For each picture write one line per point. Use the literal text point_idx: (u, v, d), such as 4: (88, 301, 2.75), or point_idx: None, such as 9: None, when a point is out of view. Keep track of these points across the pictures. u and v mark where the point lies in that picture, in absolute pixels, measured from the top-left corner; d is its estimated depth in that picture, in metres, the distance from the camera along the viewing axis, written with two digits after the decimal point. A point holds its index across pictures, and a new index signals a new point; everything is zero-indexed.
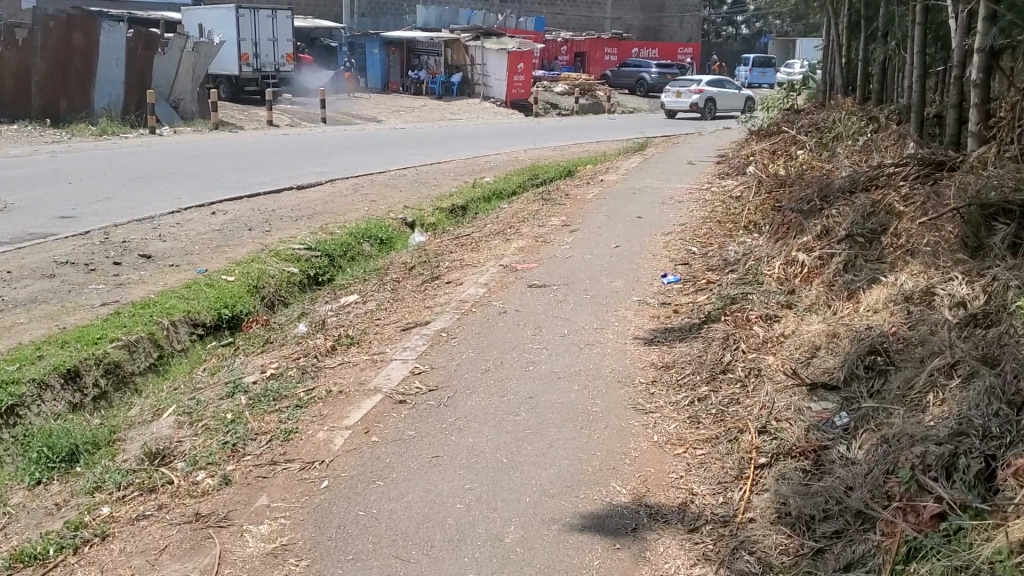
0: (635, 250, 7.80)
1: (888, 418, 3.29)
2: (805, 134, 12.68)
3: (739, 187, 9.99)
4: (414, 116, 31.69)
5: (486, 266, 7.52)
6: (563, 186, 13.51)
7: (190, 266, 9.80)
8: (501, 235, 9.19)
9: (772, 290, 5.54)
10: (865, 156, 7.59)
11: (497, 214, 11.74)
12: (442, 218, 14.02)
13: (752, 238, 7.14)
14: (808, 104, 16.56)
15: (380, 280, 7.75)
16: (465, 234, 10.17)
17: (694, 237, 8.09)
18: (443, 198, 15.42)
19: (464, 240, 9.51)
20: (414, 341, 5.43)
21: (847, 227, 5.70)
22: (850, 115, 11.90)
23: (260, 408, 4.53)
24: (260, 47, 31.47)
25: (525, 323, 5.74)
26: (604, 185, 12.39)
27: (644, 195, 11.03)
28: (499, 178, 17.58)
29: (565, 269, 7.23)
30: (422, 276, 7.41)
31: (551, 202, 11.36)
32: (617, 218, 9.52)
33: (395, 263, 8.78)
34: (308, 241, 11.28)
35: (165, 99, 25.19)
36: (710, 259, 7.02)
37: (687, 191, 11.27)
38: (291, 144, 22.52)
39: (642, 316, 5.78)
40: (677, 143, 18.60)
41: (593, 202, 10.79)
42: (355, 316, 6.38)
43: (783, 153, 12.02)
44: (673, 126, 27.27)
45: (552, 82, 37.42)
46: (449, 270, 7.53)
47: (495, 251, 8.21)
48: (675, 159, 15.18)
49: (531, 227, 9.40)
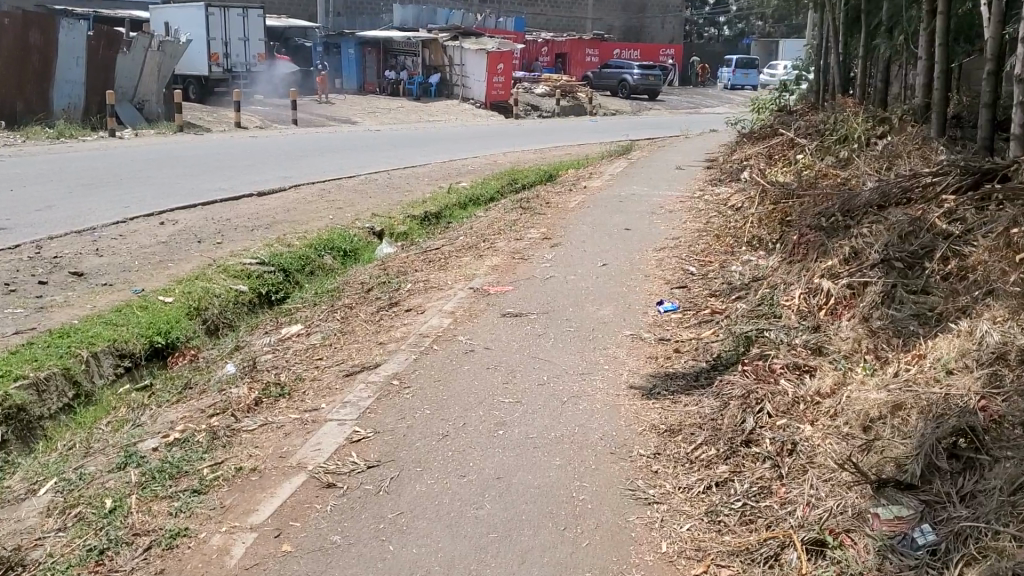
0: (623, 269, 6.83)
1: (994, 539, 2.35)
2: (805, 136, 11.78)
3: (736, 197, 9.07)
4: (391, 118, 30.69)
5: (454, 288, 6.52)
6: (543, 192, 12.52)
7: (125, 285, 8.79)
8: (474, 249, 8.21)
9: (795, 328, 4.58)
10: (886, 162, 6.64)
11: (471, 224, 10.78)
12: (413, 226, 13.03)
13: (763, 259, 6.18)
14: (801, 105, 15.68)
15: (330, 303, 6.73)
16: (435, 247, 9.19)
17: (691, 253, 7.12)
18: (416, 204, 14.45)
19: (433, 256, 8.48)
20: (359, 390, 4.43)
21: (882, 250, 4.75)
22: (855, 115, 10.95)
23: (150, 492, 3.53)
24: (230, 46, 30.55)
25: (496, 364, 4.75)
26: (588, 192, 11.42)
27: (632, 203, 10.07)
28: (476, 183, 16.63)
29: (542, 293, 6.24)
30: (379, 299, 6.41)
31: (531, 210, 10.37)
32: (602, 231, 8.54)
33: (352, 281, 7.78)
34: (261, 254, 10.27)
35: (129, 100, 24.06)
36: (713, 283, 6.05)
37: (678, 198, 10.32)
38: (258, 147, 21.47)
39: (635, 355, 4.78)
40: (663, 146, 17.64)
41: (576, 211, 9.83)
42: (295, 353, 5.38)
43: (781, 159, 11.08)
44: (659, 129, 26.41)
45: (533, 83, 36.47)
46: (410, 292, 6.53)
47: (462, 270, 7.20)
48: (662, 163, 14.21)
49: (507, 240, 8.41)
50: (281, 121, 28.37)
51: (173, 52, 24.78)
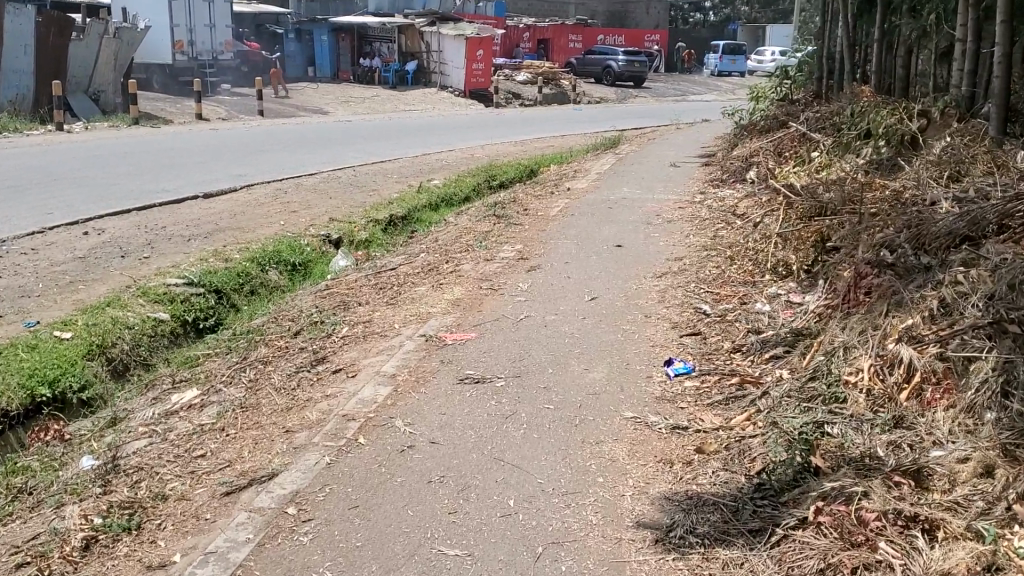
0: (617, 305, 5.44)
1: None
2: (816, 130, 10.41)
3: (747, 209, 7.71)
4: (364, 107, 29.12)
5: (401, 335, 5.08)
6: (521, 194, 11.11)
7: (18, 317, 7.35)
8: (435, 273, 6.80)
9: (871, 426, 3.21)
10: (951, 171, 5.24)
11: (437, 234, 9.37)
12: (375, 233, 11.62)
13: (804, 305, 4.78)
14: (805, 95, 14.30)
15: (247, 353, 5.27)
16: (392, 266, 7.77)
17: (703, 281, 5.72)
18: (380, 206, 13.02)
19: (388, 279, 7.01)
20: (240, 526, 3.02)
21: (987, 309, 3.38)
22: (879, 106, 9.53)
23: None
24: (195, 33, 28.98)
25: (446, 467, 3.34)
26: (572, 196, 9.96)
27: (624, 211, 8.67)
28: (449, 180, 15.20)
29: (515, 342, 4.82)
30: (304, 351, 4.99)
31: (505, 220, 8.92)
32: (590, 249, 7.14)
33: (285, 315, 6.30)
34: (190, 272, 8.83)
35: (83, 91, 22.55)
36: (739, 332, 4.65)
37: (677, 204, 8.92)
38: (216, 141, 19.91)
39: (640, 455, 3.38)
40: (653, 140, 16.18)
41: (557, 221, 8.43)
42: (178, 443, 3.96)
43: (792, 161, 9.68)
44: (648, 118, 25.00)
45: (514, 70, 34.94)
46: (345, 341, 5.07)
47: (414, 305, 5.76)
48: (654, 160, 12.77)
49: (475, 262, 6.99)
50: (247, 111, 26.80)
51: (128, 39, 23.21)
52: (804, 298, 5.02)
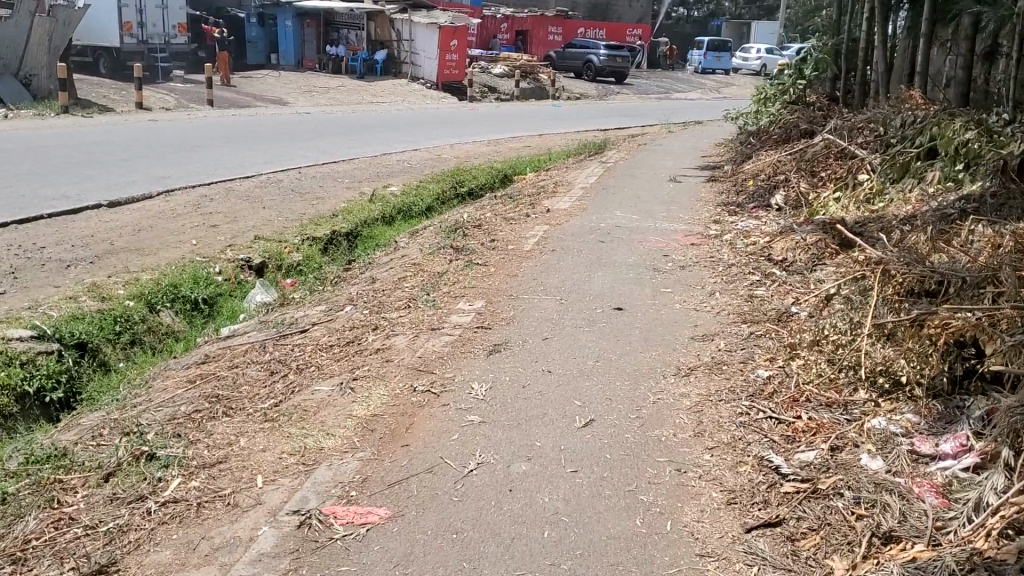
0: (632, 439, 3.34)
1: None
2: (855, 142, 8.45)
3: (791, 269, 5.70)
4: (327, 98, 26.84)
5: (265, 503, 2.99)
6: (488, 212, 9.03)
7: None
8: (355, 347, 4.72)
9: None
10: None
11: (376, 270, 7.27)
12: (311, 253, 9.54)
13: (968, 492, 2.78)
14: (821, 100, 12.33)
15: (9, 520, 3.15)
16: (305, 323, 5.66)
17: (762, 394, 3.68)
18: (323, 218, 10.92)
19: (288, 353, 4.88)
20: None
21: None
22: (942, 114, 7.55)
23: None
24: (144, 15, 26.60)
25: None
26: (552, 221, 7.90)
27: (623, 249, 6.61)
28: (408, 187, 13.12)
29: (455, 533, 2.73)
30: (96, 538, 2.89)
31: (464, 255, 6.80)
32: (578, 312, 5.05)
33: (119, 421, 4.15)
34: (45, 319, 6.69)
35: (11, 74, 20.17)
36: (857, 538, 2.63)
37: (689, 240, 6.87)
38: (149, 133, 17.62)
39: None
40: (643, 144, 14.17)
41: (534, 261, 6.37)
42: None
43: (831, 185, 7.68)
44: (633, 117, 22.93)
45: (490, 61, 32.79)
46: (169, 513, 2.98)
47: (305, 417, 3.65)
48: (647, 172, 10.72)
49: (418, 329, 4.90)
50: (197, 101, 24.48)
51: (68, 20, 20.78)
52: (951, 461, 3.02)
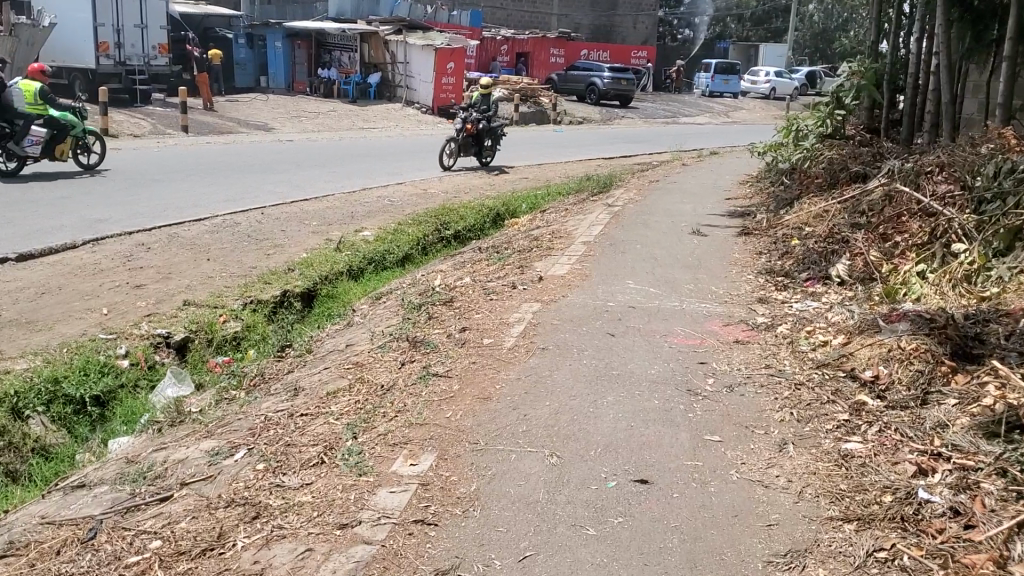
0: None
1: None
2: (931, 192, 6.63)
3: (891, 400, 3.91)
4: (315, 124, 25.13)
5: None
6: (466, 276, 7.19)
7: None
8: (233, 554, 2.94)
9: None
10: None
11: (303, 370, 5.39)
12: (254, 321, 7.72)
13: None
14: (864, 135, 10.53)
15: None
16: (190, 471, 3.89)
17: None
18: (279, 272, 9.15)
19: (128, 558, 3.10)
20: None
21: None
22: None
23: None
24: (123, 35, 24.34)
25: None
26: (544, 295, 6.10)
27: (641, 349, 4.80)
28: (382, 230, 11.35)
29: None
30: None
31: (424, 352, 4.98)
32: (579, 489, 3.19)
33: None
34: None
35: None
36: None
37: (732, 333, 5.06)
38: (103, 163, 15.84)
39: None
40: (656, 181, 12.38)
41: (520, 366, 4.57)
42: None
43: (910, 255, 5.89)
44: (634, 144, 21.10)
45: (489, 85, 31.06)
46: None
47: None
48: (663, 220, 8.94)
49: (326, 521, 3.05)
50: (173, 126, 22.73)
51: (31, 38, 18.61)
52: None
